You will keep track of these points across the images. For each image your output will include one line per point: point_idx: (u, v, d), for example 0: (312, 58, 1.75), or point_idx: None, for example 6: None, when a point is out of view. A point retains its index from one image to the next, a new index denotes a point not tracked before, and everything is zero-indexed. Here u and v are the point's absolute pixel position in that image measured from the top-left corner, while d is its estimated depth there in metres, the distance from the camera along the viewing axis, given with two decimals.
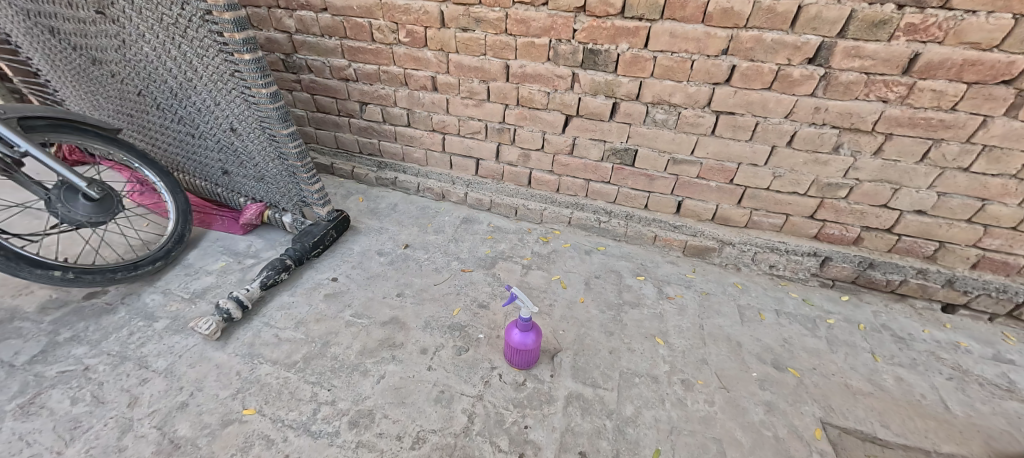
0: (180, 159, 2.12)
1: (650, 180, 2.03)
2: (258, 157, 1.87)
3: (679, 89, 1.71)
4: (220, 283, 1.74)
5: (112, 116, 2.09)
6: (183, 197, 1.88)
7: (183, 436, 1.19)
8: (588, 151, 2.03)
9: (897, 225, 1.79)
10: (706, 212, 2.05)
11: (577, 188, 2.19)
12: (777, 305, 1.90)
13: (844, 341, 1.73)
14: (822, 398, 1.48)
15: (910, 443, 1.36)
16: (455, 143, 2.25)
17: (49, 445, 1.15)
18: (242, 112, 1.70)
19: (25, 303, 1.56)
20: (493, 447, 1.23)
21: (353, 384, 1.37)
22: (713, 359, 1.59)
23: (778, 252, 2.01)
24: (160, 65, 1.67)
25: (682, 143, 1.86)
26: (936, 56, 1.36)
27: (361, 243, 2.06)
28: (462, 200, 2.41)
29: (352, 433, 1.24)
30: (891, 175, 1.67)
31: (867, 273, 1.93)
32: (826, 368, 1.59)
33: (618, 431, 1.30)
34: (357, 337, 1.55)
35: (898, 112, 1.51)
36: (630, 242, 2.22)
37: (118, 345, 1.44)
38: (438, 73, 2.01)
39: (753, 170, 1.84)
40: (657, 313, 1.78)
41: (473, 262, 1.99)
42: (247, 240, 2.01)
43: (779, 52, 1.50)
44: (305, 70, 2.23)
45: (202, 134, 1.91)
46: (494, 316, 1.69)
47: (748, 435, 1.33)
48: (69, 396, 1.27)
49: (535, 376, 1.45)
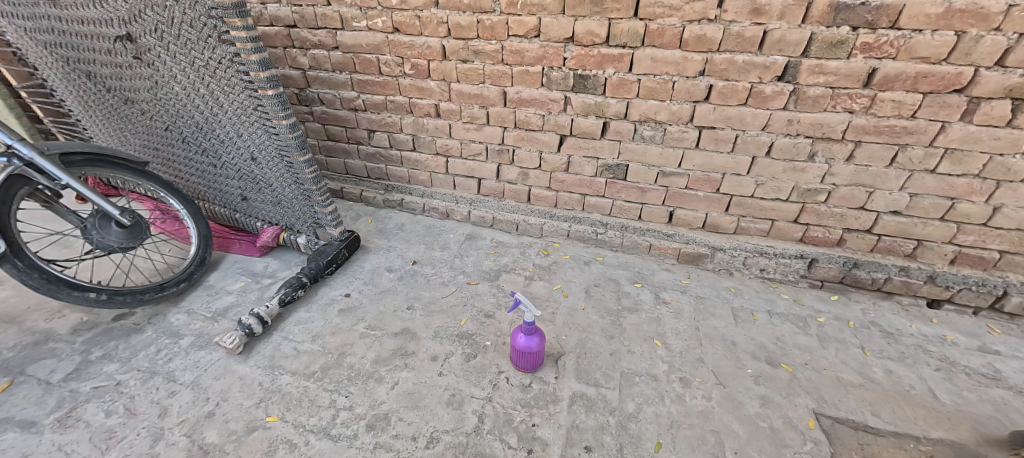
0: (201, 188, 2.26)
1: (642, 192, 2.16)
2: (276, 182, 2.01)
3: (663, 108, 1.87)
4: (241, 301, 1.85)
5: (139, 150, 2.25)
6: (204, 222, 2.00)
7: (211, 443, 1.26)
8: (583, 168, 2.18)
9: (876, 226, 1.91)
10: (697, 220, 2.17)
11: (574, 202, 2.32)
12: (770, 306, 1.99)
13: (835, 338, 1.82)
14: (816, 390, 1.55)
15: (900, 430, 1.43)
16: (458, 164, 2.40)
17: (86, 454, 1.21)
18: (263, 142, 1.85)
19: (59, 326, 1.65)
20: (504, 444, 1.29)
21: (369, 391, 1.45)
22: (710, 358, 1.67)
23: (767, 255, 2.12)
24: (189, 102, 1.84)
25: (669, 157, 2.01)
26: (891, 71, 1.52)
27: (372, 261, 2.17)
28: (466, 218, 2.55)
29: (370, 436, 1.31)
30: (865, 179, 1.80)
31: (853, 272, 2.03)
32: (818, 363, 1.67)
33: (621, 426, 1.37)
34: (371, 347, 1.64)
35: (863, 121, 1.65)
36: (627, 252, 2.33)
37: (147, 361, 1.52)
38: (441, 101, 2.18)
39: (737, 179, 1.97)
40: (655, 317, 1.87)
41: (478, 275, 2.10)
42: (264, 262, 2.12)
43: (751, 71, 1.66)
44: (317, 102, 2.41)
45: (224, 163, 2.06)
46: (500, 323, 1.78)
47: (745, 427, 1.39)
48: (103, 409, 1.34)
49: (540, 378, 1.53)
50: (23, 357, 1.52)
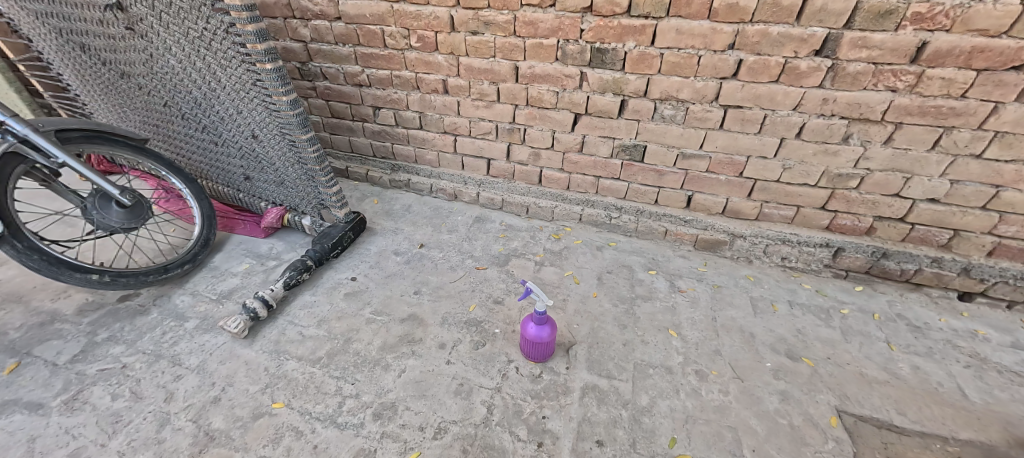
0: (203, 166, 2.20)
1: (659, 175, 2.06)
2: (279, 162, 1.93)
3: (686, 85, 1.74)
4: (246, 284, 1.81)
5: (139, 127, 2.19)
6: (207, 202, 1.96)
7: (217, 429, 1.24)
8: (598, 148, 2.07)
9: (910, 214, 1.80)
10: (716, 205, 2.07)
11: (587, 185, 2.23)
12: (790, 296, 1.91)
13: (858, 331, 1.74)
14: (838, 386, 1.49)
15: (927, 430, 1.37)
16: (467, 144, 2.30)
17: (93, 437, 1.20)
18: (263, 119, 1.77)
19: (65, 306, 1.64)
20: (513, 437, 1.26)
21: (376, 379, 1.42)
22: (727, 350, 1.61)
23: (790, 244, 2.02)
24: (185, 76, 1.75)
25: (690, 138, 1.89)
26: (943, 45, 1.37)
27: (378, 243, 2.12)
28: (475, 199, 2.47)
29: (376, 424, 1.28)
30: (902, 164, 1.67)
31: (880, 263, 1.93)
32: (840, 358, 1.60)
33: (634, 420, 1.33)
34: (377, 333, 1.60)
35: (907, 101, 1.51)
36: (641, 237, 2.24)
37: (152, 344, 1.50)
38: (449, 76, 2.06)
39: (762, 162, 1.86)
40: (669, 306, 1.81)
41: (487, 260, 2.04)
42: (269, 243, 2.08)
43: (786, 45, 1.52)
44: (320, 77, 2.30)
45: (225, 141, 1.99)
46: (510, 310, 1.73)
47: (763, 423, 1.34)
48: (109, 392, 1.33)
49: (551, 369, 1.48)
50: (29, 337, 1.51)
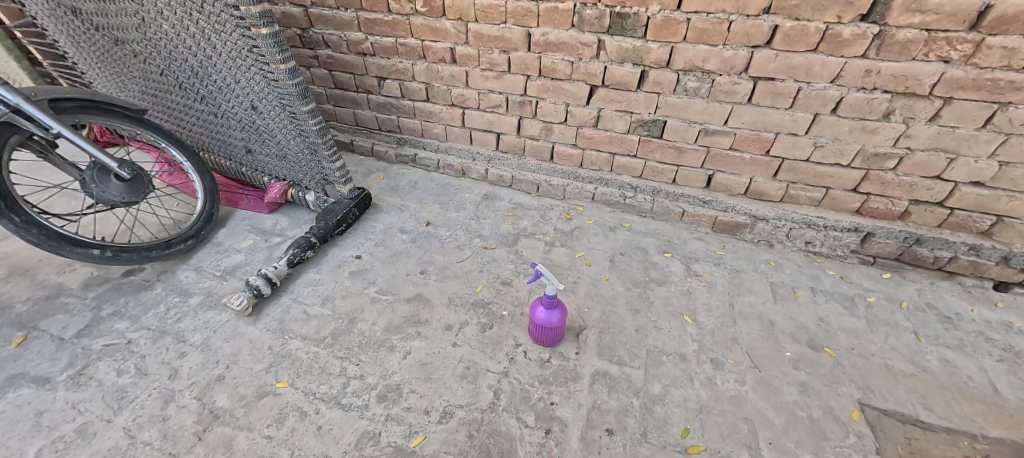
0: (204, 139, 2.14)
1: (679, 152, 1.94)
2: (280, 134, 1.86)
3: (714, 54, 1.59)
4: (250, 260, 1.78)
5: (138, 97, 2.12)
6: (209, 176, 1.90)
7: (222, 407, 1.23)
8: (614, 123, 1.95)
9: (950, 198, 1.67)
10: (739, 186, 1.95)
11: (602, 162, 2.12)
12: (813, 282, 1.82)
13: (884, 321, 1.65)
14: (861, 379, 1.42)
15: (954, 426, 1.30)
16: (476, 117, 2.19)
17: (99, 413, 1.20)
18: (262, 89, 1.68)
19: (70, 280, 1.63)
20: (520, 423, 1.22)
21: (380, 360, 1.39)
22: (744, 338, 1.54)
23: (815, 228, 1.91)
24: (180, 43, 1.66)
25: (714, 112, 1.76)
26: (1009, 9, 1.21)
27: (384, 221, 2.06)
28: (483, 176, 2.38)
29: (381, 407, 1.25)
30: (948, 143, 1.53)
31: (912, 249, 1.82)
32: (864, 349, 1.53)
33: (645, 409, 1.28)
34: (382, 313, 1.56)
35: (960, 73, 1.36)
36: (656, 218, 2.15)
37: (157, 320, 1.49)
38: (457, 44, 1.93)
39: (792, 140, 1.72)
40: (685, 291, 1.74)
41: (496, 239, 1.97)
42: (273, 219, 2.04)
43: (829, 8, 1.37)
44: (322, 45, 2.19)
45: (225, 113, 1.91)
46: (518, 292, 1.67)
47: (780, 415, 1.29)
48: (115, 368, 1.32)
49: (560, 354, 1.44)
50: (36, 311, 1.50)
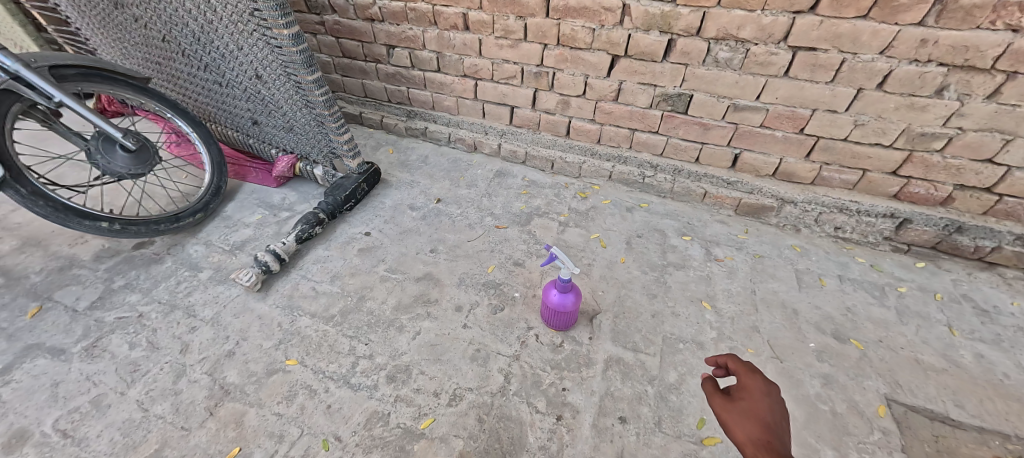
0: (211, 109, 2.08)
1: (704, 129, 1.82)
2: (286, 105, 1.79)
3: (750, 20, 1.45)
4: (258, 235, 1.75)
5: (143, 65, 2.06)
6: (216, 148, 1.86)
7: (232, 383, 1.23)
8: (635, 97, 1.83)
9: (1001, 183, 1.53)
10: (767, 166, 1.83)
11: (621, 138, 2.01)
12: (841, 270, 1.73)
13: (916, 312, 1.56)
14: (888, 373, 1.35)
15: (987, 425, 1.23)
16: (489, 89, 2.08)
17: (113, 385, 1.21)
18: (265, 56, 1.60)
19: (82, 252, 1.63)
20: (531, 408, 1.20)
21: (390, 340, 1.37)
22: (766, 327, 1.48)
23: (847, 212, 1.80)
24: (180, 6, 1.58)
25: (746, 86, 1.62)
26: None
27: (393, 197, 2.01)
28: (496, 152, 2.29)
29: (390, 387, 1.24)
30: (1005, 123, 1.39)
31: (952, 238, 1.70)
32: (893, 341, 1.45)
33: (660, 398, 1.24)
34: (391, 292, 1.53)
35: None
36: (676, 199, 2.05)
37: (167, 294, 1.48)
38: (469, 10, 1.81)
39: (831, 117, 1.59)
40: (704, 276, 1.66)
41: (508, 218, 1.90)
42: (281, 193, 2.00)
43: None
44: (328, 10, 2.08)
45: (230, 82, 1.84)
46: (531, 274, 1.62)
47: (801, 408, 1.24)
48: (127, 341, 1.33)
49: (572, 338, 1.39)
50: (50, 282, 1.51)
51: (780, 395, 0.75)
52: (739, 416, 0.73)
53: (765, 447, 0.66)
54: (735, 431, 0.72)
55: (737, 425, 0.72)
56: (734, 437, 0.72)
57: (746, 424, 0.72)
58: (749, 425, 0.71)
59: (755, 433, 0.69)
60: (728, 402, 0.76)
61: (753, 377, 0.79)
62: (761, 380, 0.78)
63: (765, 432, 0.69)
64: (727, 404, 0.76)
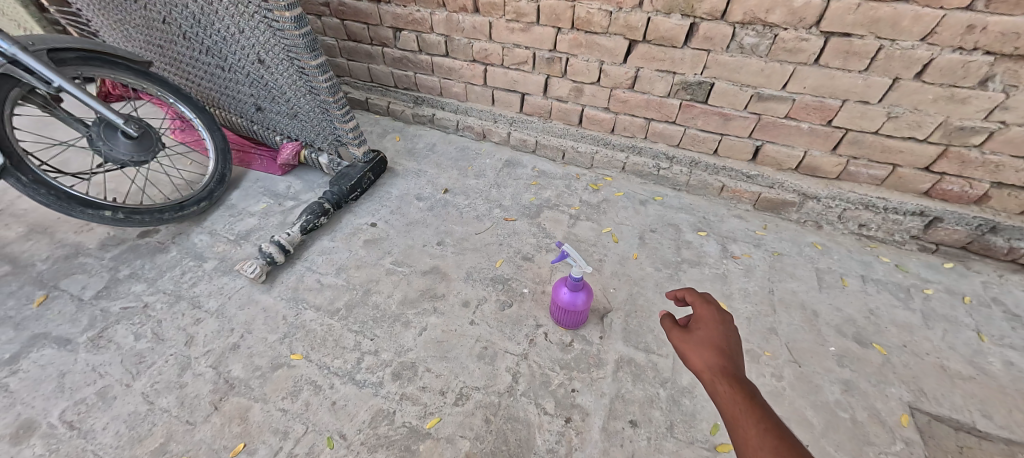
0: (214, 94, 2.03)
1: (724, 120, 1.73)
2: (289, 91, 1.73)
3: (781, 3, 1.35)
4: (263, 225, 1.73)
5: (145, 48, 2.01)
6: (220, 134, 1.82)
7: (237, 377, 1.21)
8: (653, 85, 1.74)
9: None
10: (790, 159, 1.75)
11: (636, 128, 1.93)
12: (864, 269, 1.65)
13: (943, 316, 1.49)
14: (912, 380, 1.30)
15: (1016, 437, 1.17)
16: (499, 75, 2.00)
17: (119, 377, 1.20)
18: (267, 39, 1.53)
19: (88, 240, 1.61)
20: (539, 409, 1.17)
21: (396, 335, 1.34)
22: (784, 329, 1.42)
23: (873, 210, 1.71)
24: None
25: (772, 74, 1.53)
26: None
27: (399, 186, 1.96)
28: (505, 140, 2.22)
29: (395, 385, 1.22)
30: None
31: (984, 238, 1.61)
32: (918, 347, 1.39)
33: (673, 401, 1.20)
34: (398, 286, 1.50)
35: None
36: (692, 192, 1.97)
37: (172, 284, 1.47)
38: None
39: (862, 109, 1.49)
40: (720, 274, 1.61)
41: (517, 210, 1.85)
42: (286, 182, 1.96)
43: None
44: None
45: (232, 66, 1.78)
46: (540, 269, 1.58)
47: (820, 415, 1.19)
48: (132, 332, 1.32)
49: (582, 337, 1.36)
50: (56, 270, 1.50)
51: (732, 322, 0.78)
52: (696, 345, 0.75)
53: (721, 371, 0.69)
54: (693, 360, 0.74)
55: (695, 354, 0.74)
56: (691, 365, 0.74)
57: (703, 352, 0.74)
58: (706, 353, 0.73)
59: (711, 361, 0.72)
60: (685, 333, 0.78)
61: (707, 308, 0.82)
62: (715, 310, 0.81)
63: (720, 358, 0.72)
64: (685, 336, 0.77)
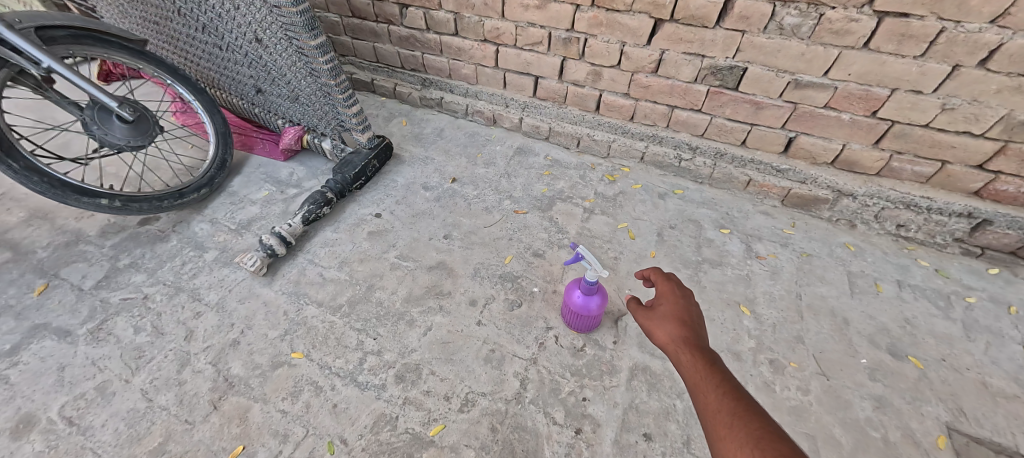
0: (213, 75, 1.94)
1: (756, 108, 1.59)
2: (289, 72, 1.64)
3: None
4: (265, 214, 1.67)
5: (142, 26, 1.92)
6: (219, 118, 1.74)
7: (236, 375, 1.18)
8: (678, 69, 1.60)
9: None
10: (826, 153, 1.61)
11: (657, 116, 1.80)
12: (900, 274, 1.54)
13: (985, 328, 1.37)
14: (951, 397, 1.20)
15: None
16: (511, 56, 1.87)
17: (118, 372, 1.17)
18: (264, 17, 1.43)
19: (88, 227, 1.58)
20: (548, 419, 1.11)
21: (399, 335, 1.29)
22: (812, 338, 1.33)
23: (915, 209, 1.58)
24: None
25: (814, 59, 1.38)
26: None
27: (405, 175, 1.87)
28: (516, 126, 2.11)
29: (398, 388, 1.17)
30: None
31: None
32: (959, 361, 1.28)
33: (690, 414, 1.13)
34: (402, 282, 1.44)
35: None
36: (715, 186, 1.85)
37: (172, 275, 1.43)
38: None
39: (914, 99, 1.34)
40: (743, 276, 1.51)
41: (528, 202, 1.76)
42: (289, 168, 1.89)
43: None
44: None
45: (230, 45, 1.69)
46: (551, 267, 1.50)
47: (849, 434, 1.12)
48: (132, 325, 1.28)
49: (595, 342, 1.29)
50: (57, 258, 1.47)
51: (692, 294, 0.80)
52: (659, 321, 0.77)
53: (683, 343, 0.72)
54: (659, 335, 0.76)
55: (660, 329, 0.77)
56: (657, 340, 0.77)
57: (665, 325, 0.76)
58: (669, 326, 0.76)
59: (674, 333, 0.74)
60: (649, 311, 0.80)
61: (667, 283, 0.84)
62: (674, 283, 0.83)
63: (682, 329, 0.74)
64: (648, 314, 0.80)
